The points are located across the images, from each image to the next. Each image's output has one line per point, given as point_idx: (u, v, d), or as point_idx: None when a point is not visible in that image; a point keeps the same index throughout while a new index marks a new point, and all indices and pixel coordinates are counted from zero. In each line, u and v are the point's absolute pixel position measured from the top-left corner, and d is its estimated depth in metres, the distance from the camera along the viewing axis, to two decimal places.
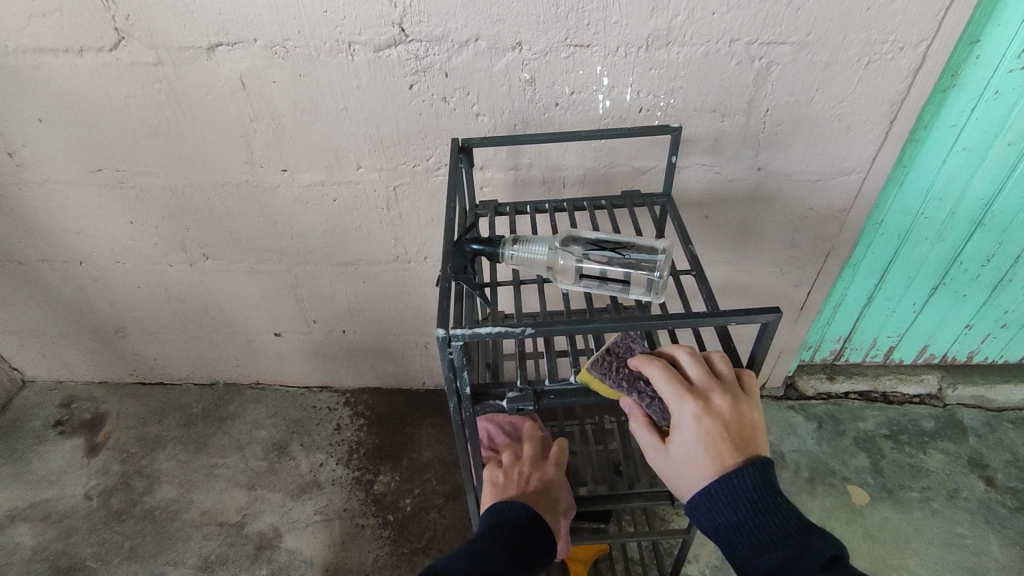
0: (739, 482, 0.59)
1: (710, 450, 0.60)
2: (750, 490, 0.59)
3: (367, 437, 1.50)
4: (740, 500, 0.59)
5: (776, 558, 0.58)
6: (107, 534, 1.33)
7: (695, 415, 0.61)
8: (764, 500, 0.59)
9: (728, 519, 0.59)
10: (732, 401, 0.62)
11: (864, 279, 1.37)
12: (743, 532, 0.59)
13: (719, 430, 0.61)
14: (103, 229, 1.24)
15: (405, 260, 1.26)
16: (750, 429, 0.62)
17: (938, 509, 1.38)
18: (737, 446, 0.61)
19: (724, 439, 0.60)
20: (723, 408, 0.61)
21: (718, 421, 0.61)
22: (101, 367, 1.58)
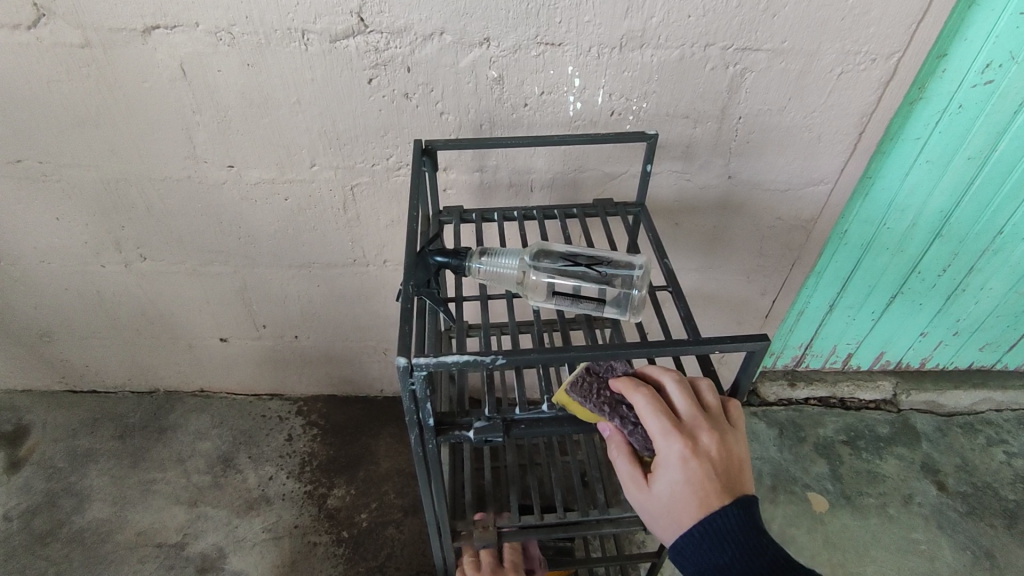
0: (722, 521, 0.57)
1: (696, 493, 0.57)
2: (733, 530, 0.56)
3: (321, 448, 1.42)
4: (725, 540, 0.56)
5: None
6: (29, 560, 1.22)
7: (682, 456, 0.58)
8: (748, 540, 0.56)
9: (714, 562, 0.56)
10: (720, 438, 0.59)
11: (827, 288, 1.37)
12: None
13: (707, 472, 0.57)
14: (23, 226, 1.12)
15: (363, 263, 1.19)
16: (736, 468, 0.59)
17: (894, 515, 1.41)
18: (724, 488, 0.58)
19: (711, 482, 0.57)
20: (711, 447, 0.58)
21: (706, 462, 0.58)
22: (25, 374, 1.45)
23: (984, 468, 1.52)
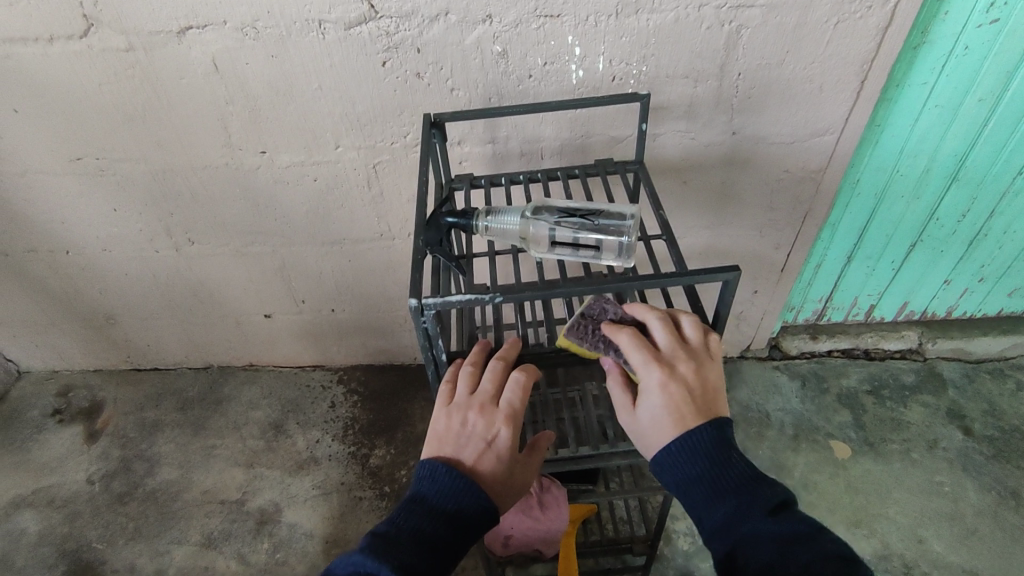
0: (698, 439, 0.64)
1: (674, 415, 0.64)
2: (708, 447, 0.64)
3: (362, 412, 1.53)
4: (700, 454, 0.63)
5: (729, 507, 0.61)
6: (111, 516, 1.37)
7: (662, 383, 0.64)
8: (720, 458, 0.64)
9: (688, 472, 0.63)
10: (696, 367, 0.66)
11: (843, 239, 1.39)
12: (701, 485, 0.63)
13: (683, 393, 0.65)
14: (85, 218, 1.24)
15: (389, 238, 1.27)
16: (712, 393, 0.66)
17: (917, 459, 1.43)
18: (699, 411, 0.65)
19: (686, 405, 0.65)
20: (687, 375, 0.65)
21: (682, 388, 0.65)
22: (95, 354, 1.60)
23: (1014, 411, 1.52)
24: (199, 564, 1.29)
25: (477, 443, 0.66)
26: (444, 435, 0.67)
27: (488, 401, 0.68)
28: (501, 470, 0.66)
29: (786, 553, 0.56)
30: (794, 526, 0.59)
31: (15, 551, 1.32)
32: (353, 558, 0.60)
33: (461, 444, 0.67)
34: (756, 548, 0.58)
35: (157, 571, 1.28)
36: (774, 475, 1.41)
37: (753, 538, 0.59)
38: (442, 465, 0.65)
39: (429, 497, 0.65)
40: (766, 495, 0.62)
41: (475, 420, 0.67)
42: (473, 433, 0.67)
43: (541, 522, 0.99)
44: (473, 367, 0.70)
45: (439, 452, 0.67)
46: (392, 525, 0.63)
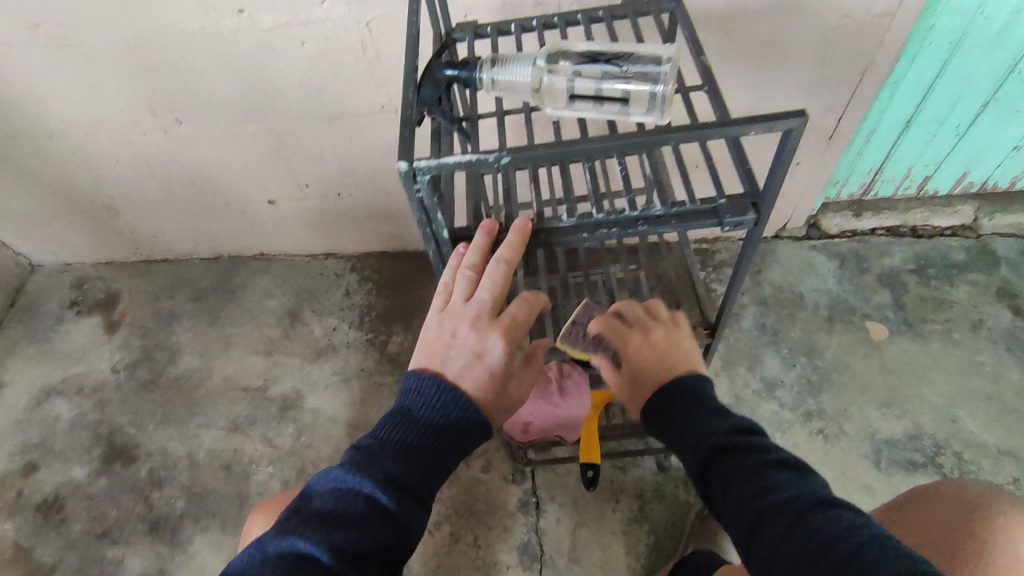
0: (671, 390, 0.68)
1: (650, 376, 0.70)
2: (682, 393, 0.68)
3: (377, 300, 1.49)
4: (672, 399, 0.68)
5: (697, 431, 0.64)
6: (140, 402, 1.40)
7: (635, 349, 0.72)
8: (694, 400, 0.67)
9: (665, 416, 0.68)
10: (665, 331, 0.73)
11: (904, 100, 1.22)
12: (672, 424, 0.67)
13: (655, 358, 0.71)
14: (60, 97, 1.14)
15: (392, 111, 1.14)
16: (684, 353, 0.71)
17: (959, 340, 1.36)
18: (673, 367, 0.70)
19: (660, 365, 0.70)
20: (659, 339, 0.72)
21: (655, 351, 0.71)
22: (102, 246, 1.56)
23: None
24: (228, 447, 1.32)
25: (467, 358, 0.61)
26: (433, 347, 0.63)
27: (484, 314, 0.61)
28: (492, 388, 0.62)
29: (749, 465, 0.59)
30: (755, 439, 0.62)
31: (52, 436, 1.37)
32: (335, 473, 0.59)
33: (451, 356, 0.62)
34: (723, 463, 0.61)
35: (189, 454, 1.32)
36: (805, 357, 1.36)
37: (719, 454, 0.62)
38: (429, 378, 0.62)
39: (415, 410, 0.62)
40: (734, 420, 0.65)
41: (467, 333, 0.61)
42: (465, 347, 0.61)
43: (563, 408, 0.95)
44: (473, 268, 0.62)
45: (429, 361, 0.63)
46: (379, 439, 0.61)
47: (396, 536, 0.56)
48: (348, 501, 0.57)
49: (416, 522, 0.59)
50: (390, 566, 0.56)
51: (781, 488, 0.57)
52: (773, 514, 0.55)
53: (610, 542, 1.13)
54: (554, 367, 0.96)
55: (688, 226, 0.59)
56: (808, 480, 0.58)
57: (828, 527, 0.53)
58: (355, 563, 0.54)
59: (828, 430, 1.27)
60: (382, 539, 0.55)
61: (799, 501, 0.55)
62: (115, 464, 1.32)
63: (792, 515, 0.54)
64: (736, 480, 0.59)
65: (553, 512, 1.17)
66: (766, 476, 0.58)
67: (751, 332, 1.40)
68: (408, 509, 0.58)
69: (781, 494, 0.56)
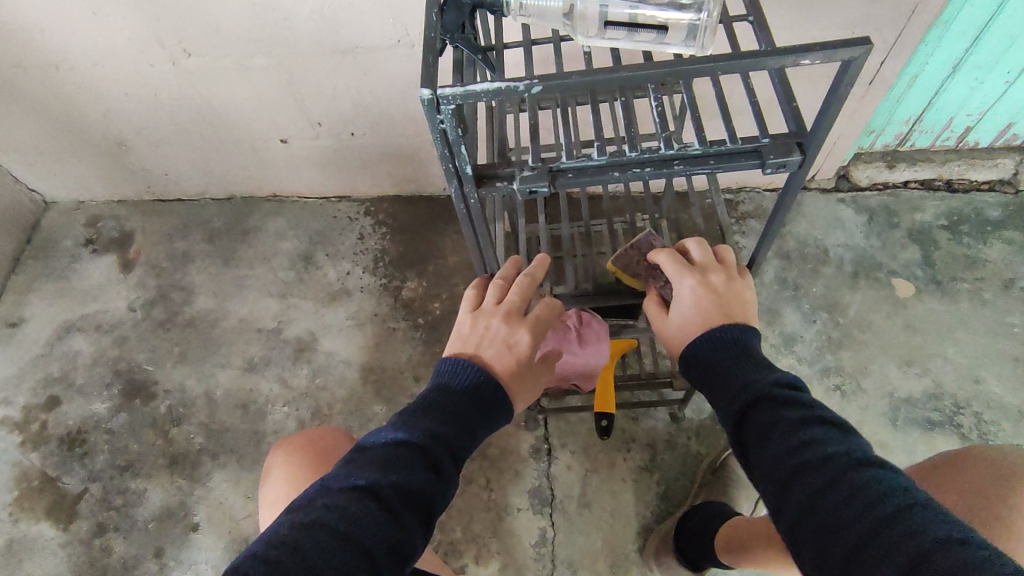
0: (723, 332, 0.67)
1: (702, 313, 0.69)
2: (729, 338, 0.66)
3: (391, 245, 1.47)
4: (722, 339, 0.67)
5: (743, 378, 0.63)
6: (157, 341, 1.41)
7: (692, 286, 0.70)
8: (737, 348, 0.66)
9: (713, 353, 0.66)
10: (727, 279, 0.71)
11: (953, 44, 1.12)
12: (718, 365, 0.66)
13: (710, 296, 0.69)
14: (65, 24, 1.09)
15: (408, 45, 1.09)
16: (739, 303, 0.69)
17: (988, 300, 1.32)
18: (726, 312, 0.69)
19: (716, 307, 0.69)
20: (717, 283, 0.70)
21: (711, 293, 0.69)
22: (114, 183, 1.54)
23: None
24: (244, 387, 1.33)
25: (499, 346, 0.68)
26: (467, 338, 0.70)
27: (514, 311, 0.70)
28: (518, 376, 0.69)
29: (792, 419, 0.58)
30: (800, 394, 0.61)
31: (73, 371, 1.39)
32: (383, 432, 0.62)
33: (483, 345, 0.69)
34: (764, 413, 0.60)
35: (207, 392, 1.34)
36: (827, 313, 1.33)
37: (760, 404, 0.60)
38: (463, 359, 0.68)
39: (451, 387, 0.67)
40: (778, 372, 0.63)
41: (498, 326, 0.70)
42: (495, 337, 0.69)
43: (579, 357, 0.85)
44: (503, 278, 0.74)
45: (462, 349, 0.69)
46: (421, 403, 0.65)
47: (437, 485, 0.59)
48: (399, 451, 0.59)
49: (452, 481, 0.62)
50: (429, 513, 0.58)
51: (824, 444, 0.56)
52: (814, 471, 0.54)
53: (621, 490, 1.14)
54: (574, 313, 0.87)
55: (726, 166, 0.55)
56: (848, 436, 0.57)
57: (869, 487, 0.52)
58: (405, 501, 0.56)
59: (845, 387, 1.25)
60: (426, 485, 0.58)
61: (841, 459, 0.54)
62: (134, 400, 1.34)
63: (834, 472, 0.53)
64: (777, 432, 0.58)
65: (565, 459, 1.18)
66: (807, 431, 0.57)
67: (772, 286, 1.37)
68: (450, 465, 0.61)
69: (824, 451, 0.55)
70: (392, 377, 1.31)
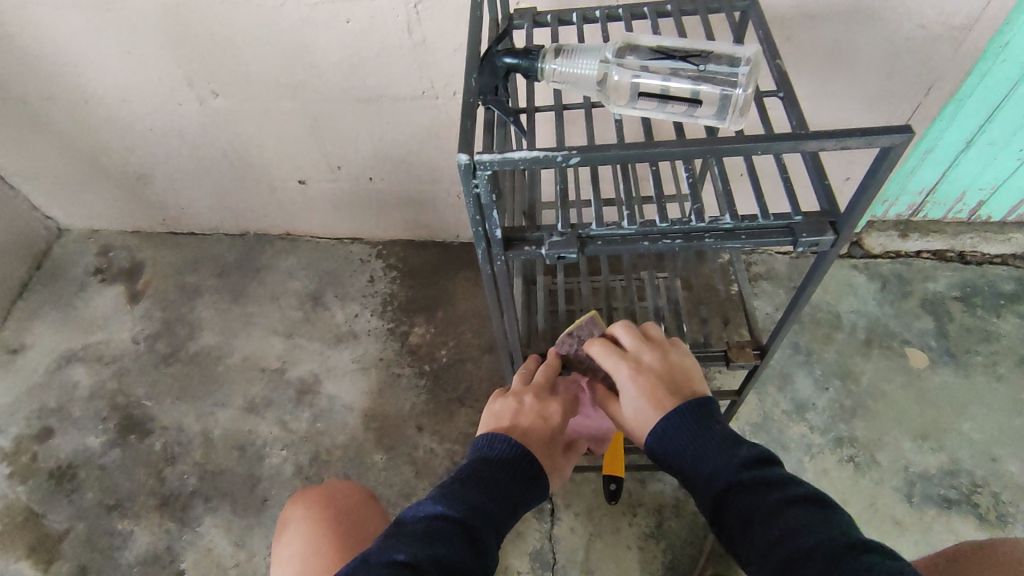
0: (675, 417, 0.64)
1: (650, 399, 0.66)
2: (687, 420, 0.64)
3: (401, 289, 1.46)
4: (678, 425, 0.64)
5: (710, 468, 0.61)
6: (158, 375, 1.39)
7: (631, 373, 0.68)
8: (698, 426, 0.63)
9: (676, 447, 0.63)
10: (661, 354, 0.70)
11: (965, 121, 1.13)
12: (683, 456, 0.63)
13: (654, 379, 0.68)
14: (101, 62, 1.13)
15: (432, 96, 1.10)
16: (683, 375, 0.69)
17: (1004, 375, 1.30)
18: (672, 391, 0.67)
19: (658, 388, 0.67)
20: (653, 362, 0.69)
21: (651, 375, 0.68)
22: (131, 215, 1.55)
23: None
24: (243, 428, 1.30)
25: (533, 417, 0.70)
26: (502, 414, 0.70)
27: (543, 388, 0.73)
28: (549, 448, 0.69)
29: (770, 505, 0.56)
30: (771, 474, 0.59)
31: (70, 403, 1.36)
32: (424, 504, 0.60)
33: (518, 418, 0.69)
34: (738, 500, 0.58)
35: (204, 431, 1.31)
36: (839, 381, 1.31)
37: (733, 491, 0.59)
38: (497, 431, 0.67)
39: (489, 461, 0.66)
40: (748, 450, 0.61)
41: (530, 401, 0.71)
42: (531, 411, 0.70)
43: (591, 420, 0.80)
44: (527, 367, 0.78)
45: (496, 424, 0.69)
46: (457, 475, 0.64)
47: (477, 559, 0.57)
48: (441, 525, 0.57)
49: (491, 556, 0.59)
50: None
51: (804, 533, 0.54)
52: (799, 564, 0.52)
53: (625, 558, 1.09)
54: (586, 375, 0.82)
55: (758, 242, 0.55)
56: (832, 518, 0.55)
57: None
58: None
59: (859, 459, 1.22)
60: (466, 558, 0.56)
61: (824, 548, 0.52)
62: (130, 436, 1.31)
63: (822, 566, 0.51)
64: (754, 523, 0.56)
65: (568, 520, 1.14)
66: (785, 518, 0.55)
67: (784, 350, 1.35)
68: (490, 540, 0.59)
69: (807, 540, 0.53)
70: (394, 425, 1.28)
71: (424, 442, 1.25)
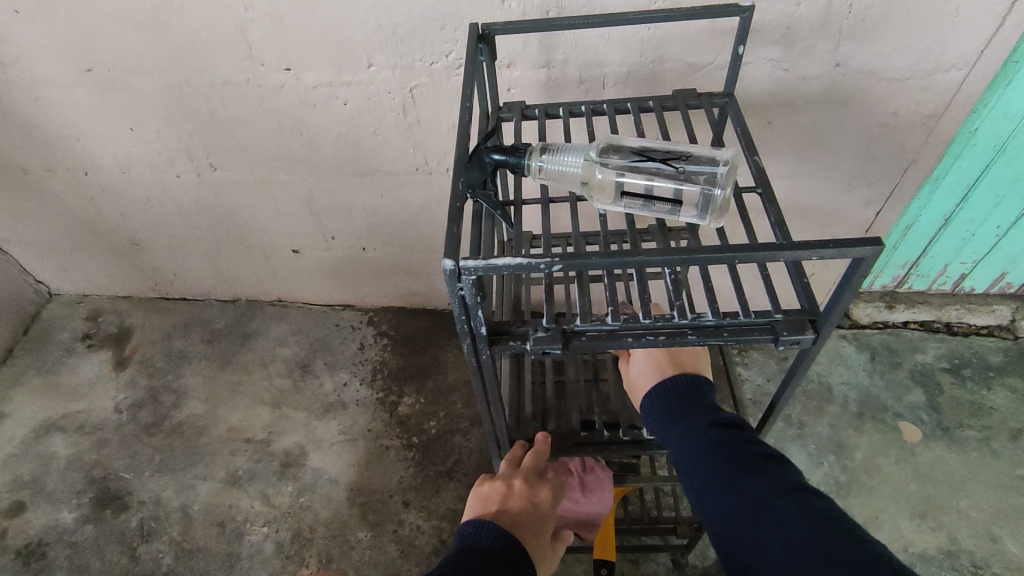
0: (674, 383, 0.68)
1: (653, 364, 0.73)
2: (680, 388, 0.68)
3: (391, 357, 1.45)
4: (671, 394, 0.67)
5: (681, 426, 0.64)
6: (139, 446, 1.35)
7: (643, 340, 0.76)
8: (688, 394, 0.67)
9: (662, 409, 0.67)
10: (678, 337, 0.76)
11: (943, 200, 1.16)
12: (667, 416, 0.66)
13: (660, 349, 0.74)
14: (104, 137, 1.16)
15: (426, 172, 1.13)
16: (692, 358, 0.74)
17: (998, 450, 1.28)
18: (677, 362, 0.72)
19: (666, 358, 0.73)
20: (669, 340, 0.76)
21: (662, 346, 0.75)
22: (123, 281, 1.56)
23: None
24: (224, 502, 1.26)
25: (522, 503, 0.68)
26: (492, 500, 0.68)
27: (532, 472, 0.72)
28: (539, 536, 0.67)
29: (728, 458, 0.59)
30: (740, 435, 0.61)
31: (45, 475, 1.32)
32: None
33: (507, 504, 0.68)
34: (698, 452, 0.61)
35: (183, 506, 1.26)
36: (834, 455, 1.29)
37: (696, 444, 0.61)
38: (487, 518, 0.65)
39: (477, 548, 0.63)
40: (722, 415, 0.64)
41: (521, 486, 0.70)
42: (519, 496, 0.69)
43: (581, 506, 0.79)
44: (517, 450, 0.76)
45: (485, 510, 0.67)
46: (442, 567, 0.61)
47: None
48: None
49: None
50: None
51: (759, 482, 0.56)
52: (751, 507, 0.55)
53: None
54: (576, 460, 0.82)
55: (740, 339, 0.56)
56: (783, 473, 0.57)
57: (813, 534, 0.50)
58: None
59: None
60: None
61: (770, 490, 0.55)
62: (105, 511, 1.27)
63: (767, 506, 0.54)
64: (712, 474, 0.59)
65: None
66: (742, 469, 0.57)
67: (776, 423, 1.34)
68: None
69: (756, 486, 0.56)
70: (380, 500, 1.24)
71: (410, 519, 1.21)
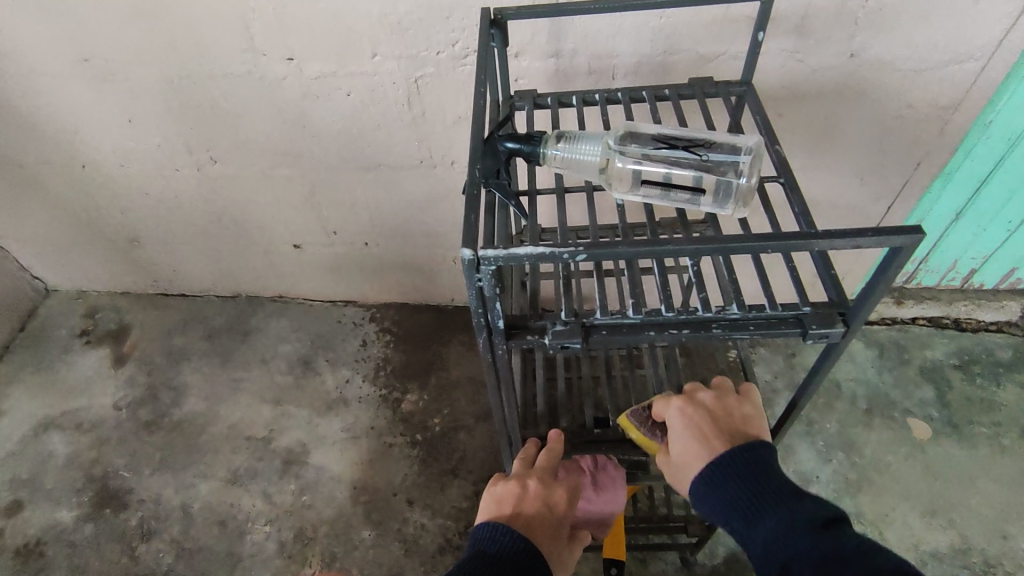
0: (726, 455, 0.58)
1: (694, 434, 0.61)
2: (738, 463, 0.57)
3: (394, 353, 1.43)
4: (724, 465, 0.58)
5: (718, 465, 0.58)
6: (138, 444, 1.33)
7: (679, 407, 0.64)
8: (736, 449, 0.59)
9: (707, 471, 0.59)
10: (718, 395, 0.65)
11: (955, 194, 1.15)
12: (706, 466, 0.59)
13: (702, 416, 0.63)
14: (101, 130, 1.13)
15: (430, 165, 1.11)
16: (741, 421, 0.63)
17: (1009, 447, 1.27)
18: (726, 430, 0.61)
19: (712, 426, 0.62)
20: (709, 400, 0.64)
21: (702, 410, 0.63)
22: (121, 277, 1.53)
23: None
24: (225, 501, 1.25)
25: (536, 504, 0.66)
26: (504, 502, 0.66)
27: (545, 472, 0.70)
28: (555, 538, 0.65)
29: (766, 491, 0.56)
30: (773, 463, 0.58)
31: (43, 474, 1.30)
32: None
33: (521, 506, 0.66)
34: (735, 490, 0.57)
35: (184, 505, 1.25)
36: (843, 452, 1.28)
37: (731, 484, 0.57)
38: (500, 522, 0.63)
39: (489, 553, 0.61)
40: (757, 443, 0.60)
41: (535, 487, 0.68)
42: (534, 497, 0.67)
43: (593, 505, 0.76)
44: (529, 450, 0.75)
45: (498, 513, 0.65)
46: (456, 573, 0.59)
47: None
48: None
49: None
50: None
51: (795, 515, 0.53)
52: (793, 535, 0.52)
53: None
54: (587, 456, 0.79)
55: (766, 332, 0.54)
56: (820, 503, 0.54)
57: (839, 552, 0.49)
58: None
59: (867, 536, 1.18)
60: None
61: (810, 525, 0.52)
62: (104, 510, 1.25)
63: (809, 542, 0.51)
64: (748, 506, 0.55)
65: None
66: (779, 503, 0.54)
67: None
68: None
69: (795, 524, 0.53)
70: (384, 498, 1.23)
71: (415, 517, 1.20)
